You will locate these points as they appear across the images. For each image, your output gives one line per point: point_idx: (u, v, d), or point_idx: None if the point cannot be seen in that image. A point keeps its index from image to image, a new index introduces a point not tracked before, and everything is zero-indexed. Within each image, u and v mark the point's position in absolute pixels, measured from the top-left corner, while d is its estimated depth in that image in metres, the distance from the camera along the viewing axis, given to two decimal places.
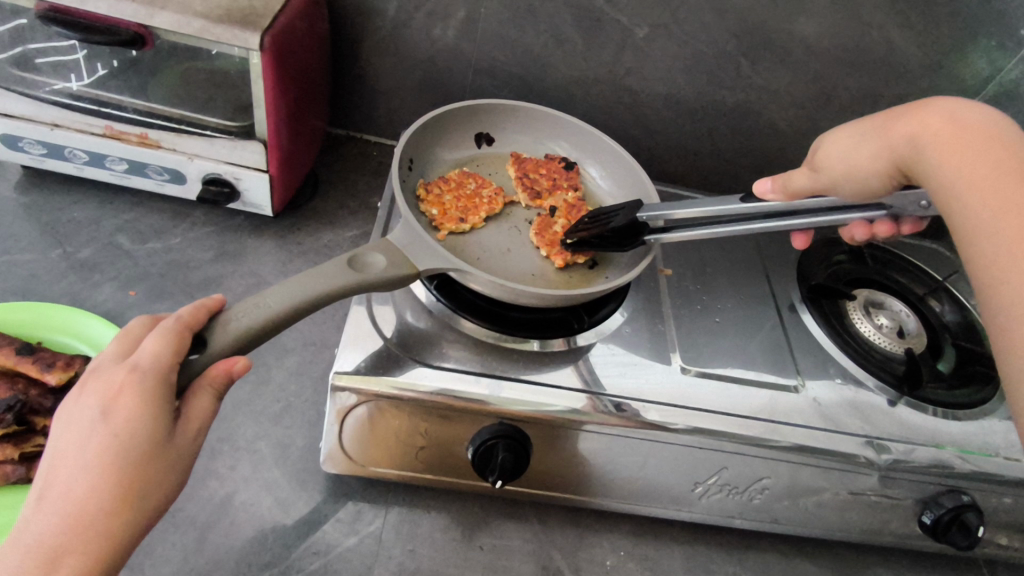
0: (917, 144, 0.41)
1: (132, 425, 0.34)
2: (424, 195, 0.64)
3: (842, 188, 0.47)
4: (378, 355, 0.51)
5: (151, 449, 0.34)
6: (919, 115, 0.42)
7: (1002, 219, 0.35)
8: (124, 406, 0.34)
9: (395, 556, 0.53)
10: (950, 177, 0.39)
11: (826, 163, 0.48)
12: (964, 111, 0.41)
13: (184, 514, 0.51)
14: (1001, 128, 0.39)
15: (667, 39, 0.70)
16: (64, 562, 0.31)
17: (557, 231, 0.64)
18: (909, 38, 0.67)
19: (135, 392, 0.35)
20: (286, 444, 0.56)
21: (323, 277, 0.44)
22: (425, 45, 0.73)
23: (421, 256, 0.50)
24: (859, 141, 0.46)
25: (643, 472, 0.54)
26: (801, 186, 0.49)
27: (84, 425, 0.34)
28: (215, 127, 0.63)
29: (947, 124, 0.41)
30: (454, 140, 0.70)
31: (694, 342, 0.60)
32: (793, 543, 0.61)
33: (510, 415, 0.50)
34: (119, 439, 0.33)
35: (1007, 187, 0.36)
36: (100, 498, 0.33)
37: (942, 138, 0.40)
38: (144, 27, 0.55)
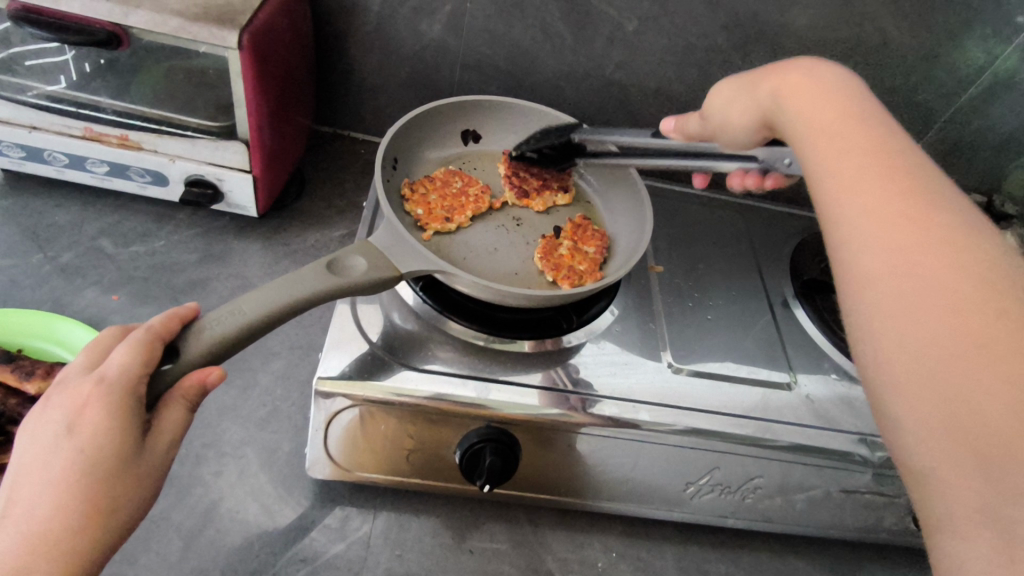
0: (775, 98, 0.42)
1: (99, 438, 0.33)
2: (409, 194, 0.63)
3: (722, 138, 0.49)
4: (363, 359, 0.50)
5: (120, 463, 0.33)
6: (785, 72, 0.43)
7: (840, 162, 0.36)
8: (90, 418, 0.33)
9: (383, 561, 0.52)
10: (801, 130, 0.40)
11: (710, 110, 0.48)
12: (818, 71, 0.42)
13: (168, 522, 0.50)
14: (843, 83, 0.41)
15: (657, 31, 0.69)
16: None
17: (561, 253, 0.62)
18: (902, 27, 0.67)
19: (102, 404, 0.34)
20: (272, 450, 0.55)
21: (299, 280, 0.43)
22: (411, 41, 0.71)
23: (404, 259, 0.49)
24: (735, 92, 0.46)
25: (634, 472, 0.53)
26: (694, 130, 0.51)
27: (50, 440, 0.33)
28: (194, 128, 0.62)
29: (802, 77, 0.42)
30: (440, 138, 0.69)
31: (686, 340, 0.60)
32: (786, 541, 0.61)
33: (498, 418, 0.49)
34: (86, 452, 0.33)
35: (845, 131, 0.38)
36: (66, 513, 0.32)
37: (799, 91, 0.41)
38: (119, 26, 0.54)
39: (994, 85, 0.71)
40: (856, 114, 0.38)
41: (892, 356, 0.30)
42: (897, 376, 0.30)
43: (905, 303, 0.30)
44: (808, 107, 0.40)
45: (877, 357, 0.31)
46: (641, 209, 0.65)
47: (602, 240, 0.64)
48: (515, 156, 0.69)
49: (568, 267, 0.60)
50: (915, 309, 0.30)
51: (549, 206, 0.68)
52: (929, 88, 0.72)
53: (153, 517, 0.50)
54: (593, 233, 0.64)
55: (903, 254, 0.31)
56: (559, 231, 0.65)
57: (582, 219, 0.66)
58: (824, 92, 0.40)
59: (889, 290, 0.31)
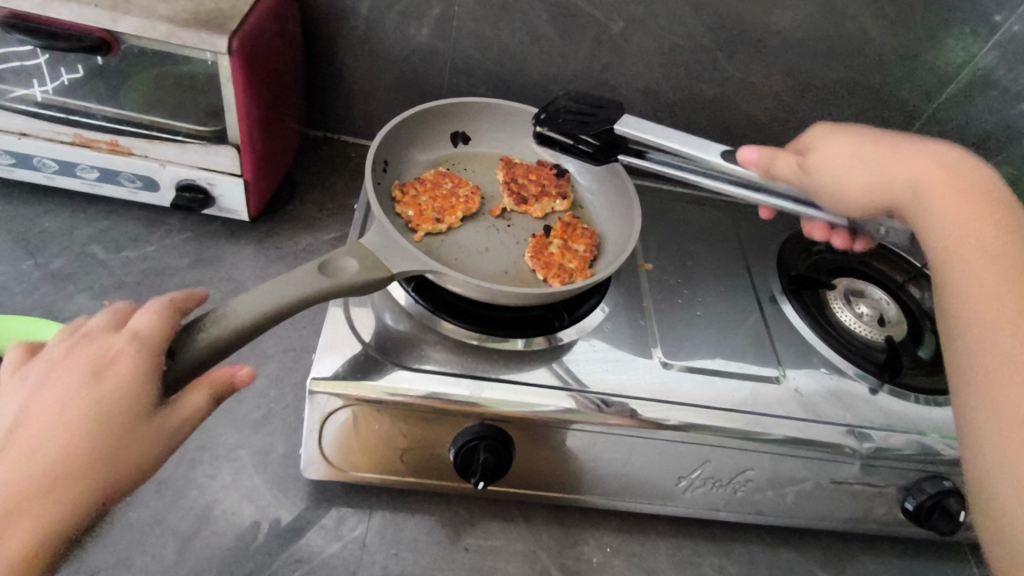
0: (913, 187, 0.46)
1: (119, 398, 0.35)
2: (400, 197, 0.63)
3: (820, 197, 0.50)
4: (357, 360, 0.50)
5: (137, 417, 0.35)
6: (910, 154, 0.47)
7: (975, 257, 0.41)
8: (121, 374, 0.36)
9: (379, 560, 0.52)
10: (936, 218, 0.44)
11: (815, 167, 0.50)
12: (934, 148, 0.47)
13: (163, 526, 0.50)
14: (984, 179, 0.45)
15: (643, 33, 0.70)
16: (20, 517, 0.31)
17: (551, 252, 0.62)
18: (882, 26, 0.68)
19: (133, 356, 0.36)
20: (266, 451, 0.56)
21: (290, 282, 0.43)
22: (401, 44, 0.72)
23: (396, 260, 0.49)
24: (855, 161, 0.48)
25: (627, 468, 0.54)
26: (782, 172, 0.51)
27: (71, 384, 0.35)
28: (185, 133, 0.62)
29: (939, 165, 0.46)
30: (430, 140, 0.69)
31: (675, 337, 0.60)
32: (778, 534, 0.61)
33: (492, 416, 0.50)
34: (100, 410, 0.34)
35: (978, 226, 0.42)
36: (74, 455, 0.33)
37: (935, 185, 0.45)
38: (110, 33, 0.54)
39: (973, 83, 0.73)
40: (987, 207, 0.43)
41: (1002, 433, 0.35)
42: (997, 438, 0.35)
43: (1018, 391, 0.36)
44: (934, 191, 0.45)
45: (984, 431, 0.36)
46: (629, 208, 0.66)
47: (591, 239, 0.64)
48: (514, 162, 0.70)
49: (558, 266, 0.61)
50: (1022, 399, 0.35)
51: (547, 213, 0.68)
52: (910, 86, 0.73)
53: (148, 520, 0.50)
54: (582, 232, 0.65)
55: (1019, 351, 0.37)
56: (548, 229, 0.66)
57: (572, 217, 0.67)
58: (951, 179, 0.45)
59: (1002, 378, 0.36)
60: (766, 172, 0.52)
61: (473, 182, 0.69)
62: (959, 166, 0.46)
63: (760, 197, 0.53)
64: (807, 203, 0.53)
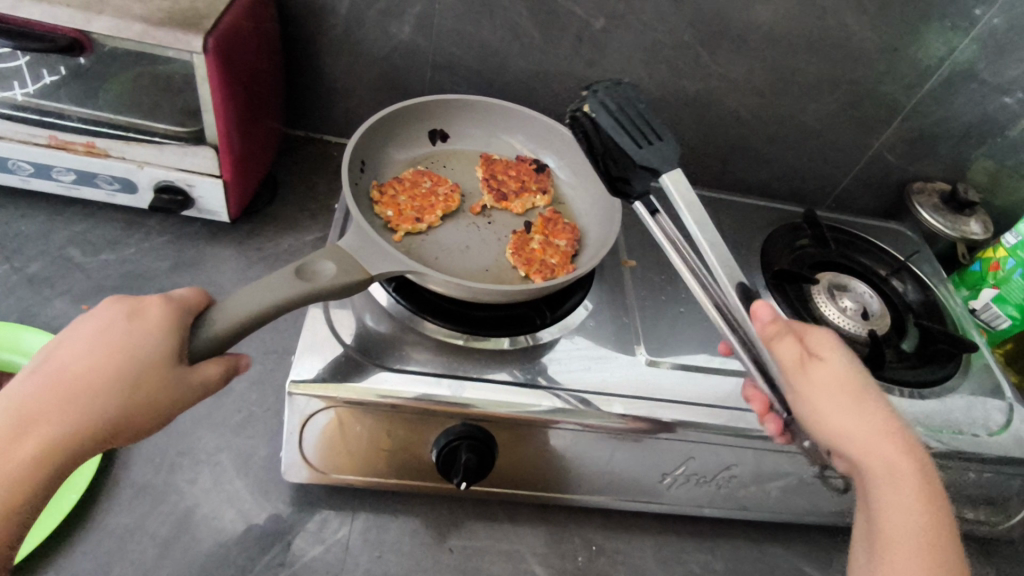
0: (886, 467, 0.41)
1: (146, 342, 0.38)
2: (378, 197, 0.63)
3: (796, 405, 0.45)
4: (336, 361, 0.50)
5: (154, 369, 0.38)
6: (875, 417, 0.43)
7: (904, 556, 0.38)
8: (152, 321, 0.39)
9: (363, 562, 0.52)
10: (881, 505, 0.41)
11: (811, 377, 0.44)
12: (904, 431, 0.43)
13: (143, 531, 0.50)
14: (929, 473, 0.42)
15: (624, 29, 0.69)
16: (40, 428, 0.35)
17: (532, 248, 0.62)
18: (863, 21, 0.68)
19: (164, 312, 0.40)
20: (248, 455, 0.55)
21: (268, 287, 0.43)
22: (381, 43, 0.71)
23: (376, 262, 0.49)
24: (846, 404, 0.43)
25: (610, 466, 0.54)
26: (782, 350, 0.44)
27: (107, 326, 0.38)
28: (162, 134, 0.62)
29: (903, 451, 0.42)
30: (407, 137, 0.69)
31: (658, 333, 0.60)
32: (763, 529, 0.61)
33: (474, 416, 0.50)
34: (124, 348, 0.37)
35: (930, 561, 0.38)
36: (96, 387, 0.36)
37: (886, 453, 0.42)
38: (82, 32, 0.53)
39: (953, 77, 0.73)
40: (942, 548, 0.39)
41: None
42: None
43: None
44: (899, 484, 0.41)
45: None
46: (611, 204, 0.66)
47: (573, 233, 0.64)
48: (493, 159, 0.69)
49: (539, 261, 0.61)
50: None
51: (528, 208, 0.68)
52: (892, 81, 0.74)
53: (127, 526, 0.50)
54: (564, 227, 0.65)
55: None
56: (530, 225, 0.65)
57: (553, 212, 0.66)
58: (922, 495, 0.40)
59: None
60: (764, 341, 0.45)
61: (453, 180, 0.69)
62: (926, 472, 0.42)
63: (731, 337, 0.48)
64: (762, 369, 0.48)
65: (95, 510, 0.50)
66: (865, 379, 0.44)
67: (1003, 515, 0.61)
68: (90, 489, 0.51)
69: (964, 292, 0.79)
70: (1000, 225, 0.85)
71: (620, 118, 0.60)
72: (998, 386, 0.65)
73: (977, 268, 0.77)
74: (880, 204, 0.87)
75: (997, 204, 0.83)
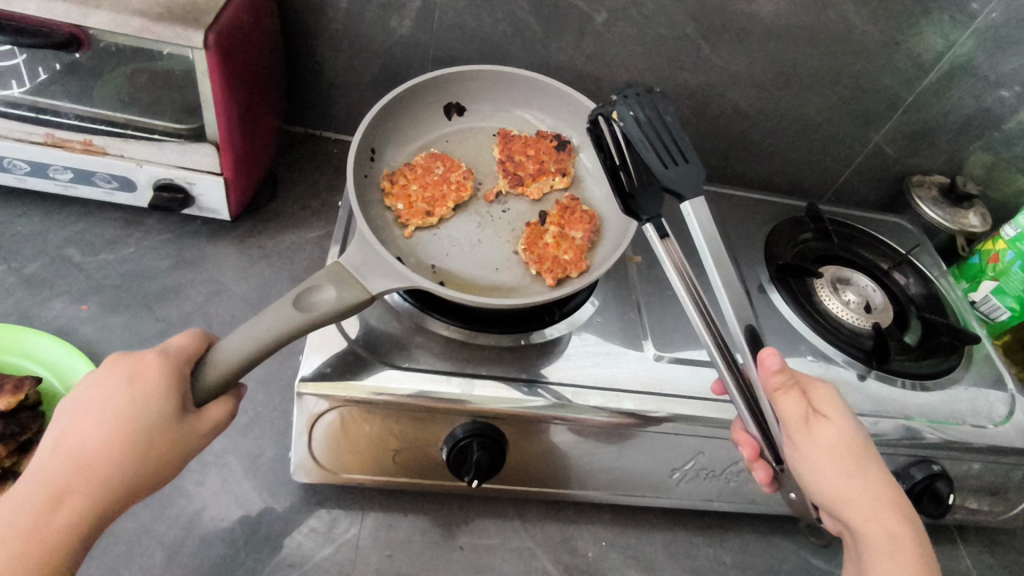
0: (884, 534, 0.44)
1: (151, 409, 0.39)
2: (389, 187, 0.63)
3: (798, 466, 0.45)
4: (344, 360, 0.49)
5: (164, 427, 0.39)
6: (875, 483, 0.45)
7: None
8: (152, 379, 0.39)
9: (373, 562, 0.52)
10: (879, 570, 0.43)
11: (817, 438, 0.44)
12: (898, 493, 0.45)
13: (151, 536, 0.49)
14: (918, 535, 0.44)
15: (627, 23, 0.69)
16: (69, 500, 0.37)
17: (546, 243, 0.61)
18: (864, 14, 0.68)
19: (161, 369, 0.40)
20: (254, 455, 0.55)
21: (263, 321, 0.42)
22: (382, 37, 0.71)
23: (376, 279, 0.47)
24: (849, 472, 0.44)
25: (621, 461, 0.54)
26: (789, 408, 0.44)
27: (110, 391, 0.39)
28: (161, 131, 0.61)
29: (896, 516, 0.44)
30: (422, 117, 0.68)
31: (666, 328, 0.60)
32: (771, 521, 0.62)
33: (483, 414, 0.50)
34: (133, 419, 0.38)
35: None
36: (112, 454, 0.38)
37: (884, 519, 0.44)
38: (79, 28, 0.53)
39: (952, 70, 0.73)
40: None
41: None
42: None
43: None
44: (890, 547, 0.43)
45: None
46: None
47: (590, 223, 0.63)
48: (511, 134, 0.69)
49: (553, 258, 0.60)
50: None
51: (546, 191, 0.67)
52: (892, 74, 0.74)
53: (135, 530, 0.49)
54: (581, 216, 0.64)
55: None
56: (545, 215, 0.65)
57: (570, 199, 0.65)
58: (909, 554, 0.43)
59: None
60: (768, 390, 0.46)
61: (468, 161, 0.68)
62: (916, 534, 0.44)
63: (727, 375, 0.47)
64: (755, 414, 0.48)
65: None
66: (864, 439, 0.45)
67: (1006, 505, 0.62)
68: None
69: (964, 284, 0.79)
70: (998, 217, 0.86)
71: (650, 130, 0.58)
72: (1000, 378, 0.65)
73: (976, 261, 0.78)
74: (880, 197, 0.87)
75: (995, 196, 0.84)
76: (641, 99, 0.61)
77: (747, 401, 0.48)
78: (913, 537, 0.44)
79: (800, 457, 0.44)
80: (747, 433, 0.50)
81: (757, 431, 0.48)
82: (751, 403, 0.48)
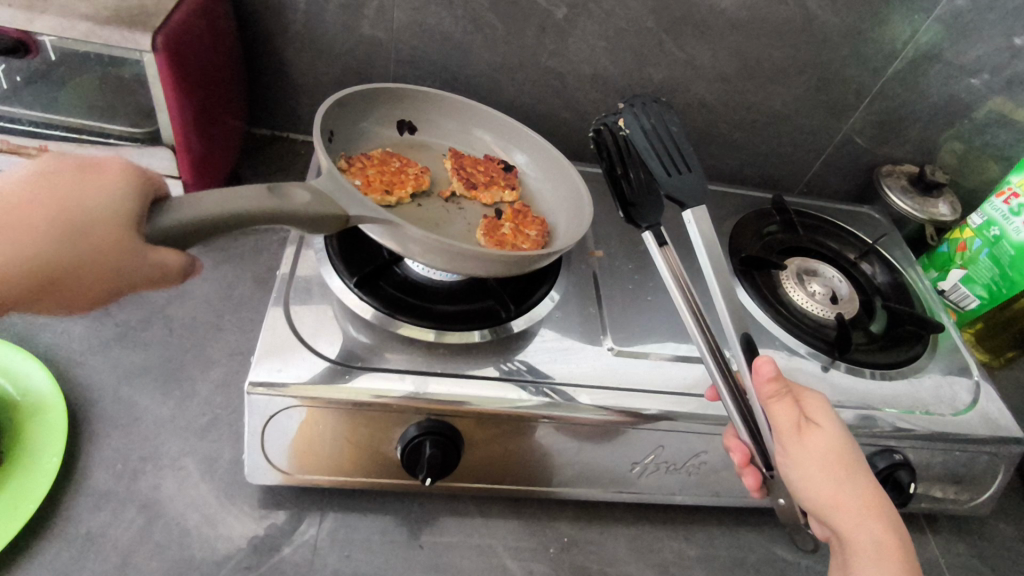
0: (869, 545, 0.43)
1: (98, 197, 0.35)
2: (347, 167, 0.62)
3: (787, 471, 0.45)
4: (297, 360, 0.49)
5: (101, 217, 0.34)
6: (864, 494, 0.44)
7: None
8: (105, 177, 0.35)
9: (331, 562, 0.52)
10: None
11: (806, 443, 0.44)
12: (887, 506, 0.45)
13: (105, 540, 0.49)
14: (907, 550, 0.43)
15: (587, 19, 0.69)
16: None
17: (503, 232, 0.62)
18: (825, 5, 0.68)
19: (120, 172, 0.36)
20: (213, 459, 0.55)
21: (237, 195, 0.38)
22: (343, 38, 0.70)
23: (351, 203, 0.46)
24: (838, 480, 0.44)
25: (580, 456, 0.54)
26: (779, 413, 0.45)
27: (59, 172, 0.35)
28: (116, 135, 0.60)
29: (885, 527, 0.44)
30: (375, 121, 0.68)
31: (626, 323, 0.60)
32: (736, 514, 0.62)
33: (439, 412, 0.49)
34: (73, 203, 0.34)
35: None
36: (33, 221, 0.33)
37: (871, 529, 0.44)
38: (25, 33, 0.52)
39: (917, 59, 0.73)
40: None
41: None
42: None
43: None
44: (878, 556, 0.43)
45: None
46: (577, 195, 0.65)
47: (543, 224, 0.63)
48: (461, 154, 0.68)
49: (510, 245, 0.61)
50: None
51: (496, 202, 0.67)
52: (857, 64, 0.74)
53: (89, 534, 0.49)
54: (533, 218, 0.64)
55: None
56: (500, 214, 0.65)
57: (521, 206, 0.66)
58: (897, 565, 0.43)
59: None
60: (761, 398, 0.46)
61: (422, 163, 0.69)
62: (905, 547, 0.44)
63: (720, 381, 0.48)
64: (747, 421, 0.48)
65: (53, 519, 0.49)
66: (856, 450, 0.46)
67: (972, 492, 0.62)
68: (48, 498, 0.50)
69: (933, 273, 0.80)
70: (969, 206, 0.86)
71: (656, 139, 0.60)
72: (966, 366, 0.65)
73: (945, 249, 0.78)
74: (850, 188, 0.87)
75: (964, 185, 0.84)
76: (648, 108, 0.63)
77: (739, 408, 0.48)
78: (902, 548, 0.43)
79: (790, 464, 0.45)
80: (738, 440, 0.51)
81: (747, 438, 0.48)
82: (744, 410, 0.48)
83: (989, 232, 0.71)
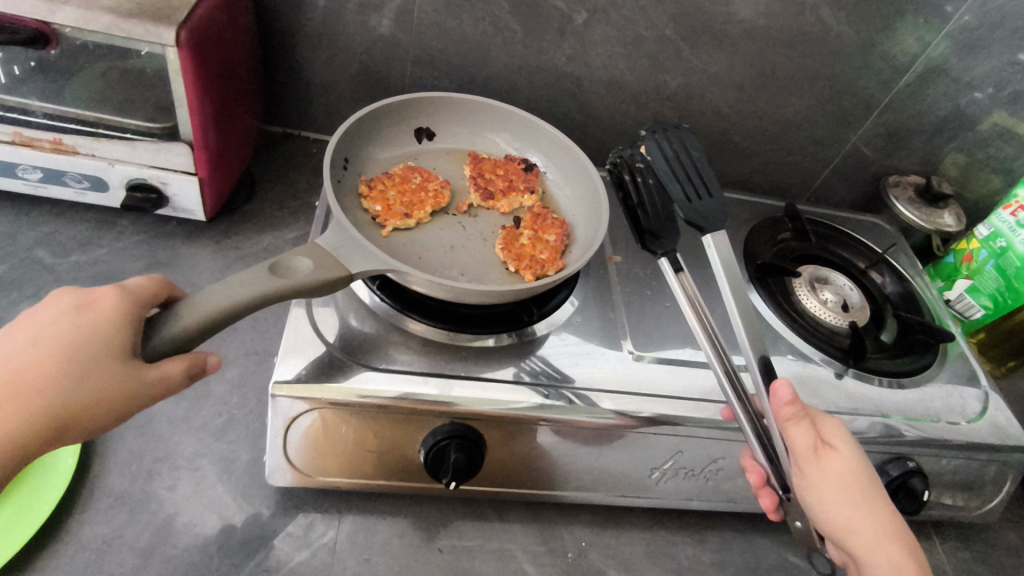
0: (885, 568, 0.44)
1: (96, 334, 0.37)
2: (367, 192, 0.62)
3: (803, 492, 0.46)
4: (320, 361, 0.49)
5: (101, 351, 0.37)
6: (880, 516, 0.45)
7: None
8: (101, 310, 0.38)
9: (351, 565, 0.51)
10: None
11: (822, 467, 0.45)
12: (903, 530, 0.45)
13: (121, 541, 0.48)
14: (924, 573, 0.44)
15: (606, 23, 0.69)
16: None
17: (522, 243, 0.62)
18: (840, 16, 0.69)
19: (112, 300, 0.39)
20: (230, 460, 0.54)
21: (239, 286, 0.41)
22: (360, 37, 0.70)
23: (354, 260, 0.48)
24: (854, 502, 0.45)
25: (601, 461, 0.54)
26: (796, 436, 0.45)
27: (57, 314, 0.38)
28: (134, 130, 0.59)
29: (902, 552, 0.44)
30: (391, 136, 0.68)
31: (645, 327, 0.60)
32: (750, 520, 0.62)
33: (462, 415, 0.49)
34: (70, 346, 0.37)
35: None
36: (40, 364, 0.36)
37: (889, 553, 0.44)
38: (46, 24, 0.52)
39: (927, 73, 0.74)
40: None
41: None
42: None
43: None
44: None
45: None
46: (597, 197, 0.65)
47: (562, 228, 0.64)
48: (481, 156, 0.68)
49: (529, 257, 0.61)
50: None
51: (515, 208, 0.67)
52: (869, 76, 0.75)
53: (104, 536, 0.48)
54: (553, 221, 0.65)
55: None
56: (519, 221, 0.65)
57: (542, 209, 0.66)
58: None
59: None
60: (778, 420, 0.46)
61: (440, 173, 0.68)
62: (922, 571, 0.44)
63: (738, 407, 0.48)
64: (765, 444, 0.49)
65: (68, 520, 0.48)
66: (871, 474, 0.46)
67: (979, 500, 0.62)
68: (63, 498, 0.49)
69: (939, 283, 0.81)
70: (973, 218, 0.87)
71: (676, 163, 0.60)
72: (974, 375, 0.66)
73: (951, 259, 0.79)
74: (858, 197, 0.88)
75: (968, 197, 0.85)
76: (671, 135, 0.63)
77: (757, 431, 0.49)
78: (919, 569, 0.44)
79: (808, 486, 0.45)
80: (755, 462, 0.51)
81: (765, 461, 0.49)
82: (760, 432, 0.49)
83: (996, 243, 0.72)
